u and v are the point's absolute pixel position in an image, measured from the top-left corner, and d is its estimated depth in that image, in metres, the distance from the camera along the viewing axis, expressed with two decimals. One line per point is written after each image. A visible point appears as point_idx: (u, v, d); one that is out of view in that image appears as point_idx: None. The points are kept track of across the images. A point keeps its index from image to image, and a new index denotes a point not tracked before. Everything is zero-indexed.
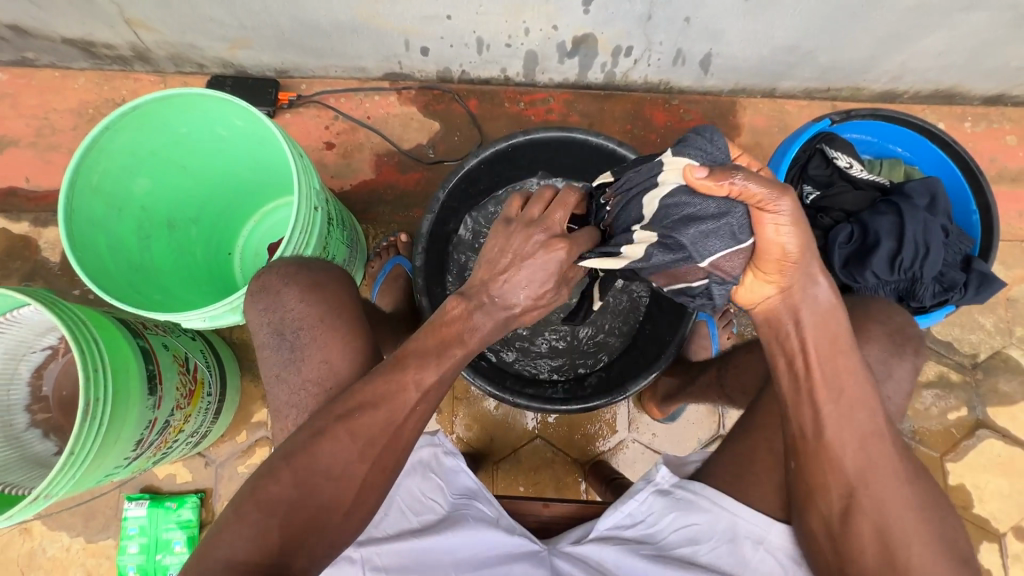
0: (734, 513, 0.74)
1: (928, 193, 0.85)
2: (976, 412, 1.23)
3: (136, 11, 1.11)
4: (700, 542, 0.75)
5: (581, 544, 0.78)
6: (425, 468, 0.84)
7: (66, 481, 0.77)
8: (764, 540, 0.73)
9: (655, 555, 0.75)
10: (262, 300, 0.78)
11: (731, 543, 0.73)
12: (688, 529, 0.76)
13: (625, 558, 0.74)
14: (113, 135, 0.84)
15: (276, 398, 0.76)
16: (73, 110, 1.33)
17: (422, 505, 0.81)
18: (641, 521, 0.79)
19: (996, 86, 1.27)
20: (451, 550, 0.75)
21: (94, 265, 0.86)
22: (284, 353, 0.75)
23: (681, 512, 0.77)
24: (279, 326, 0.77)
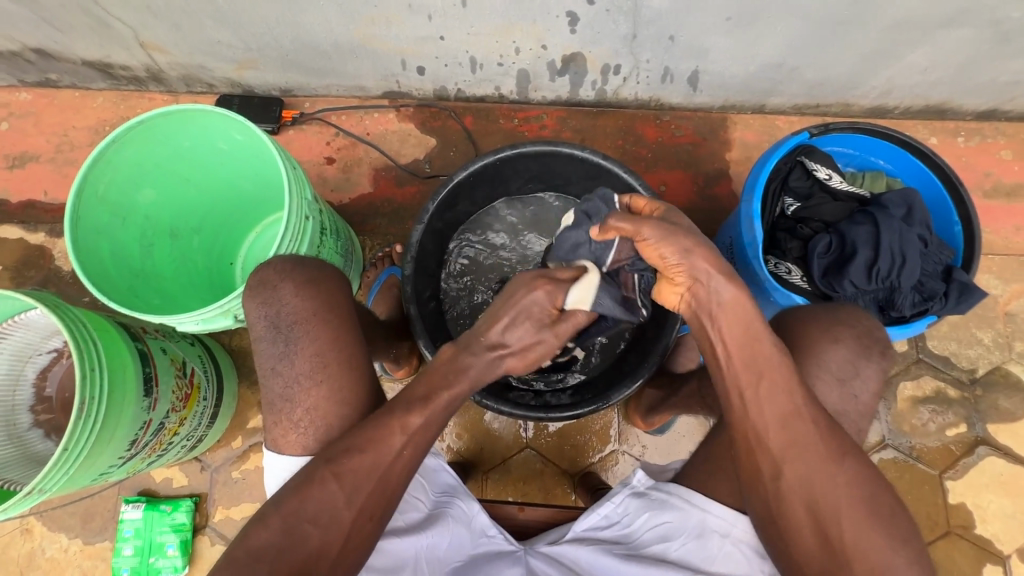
0: (704, 510, 0.74)
1: (905, 204, 0.85)
2: (975, 429, 1.21)
3: (150, 35, 1.18)
4: (672, 539, 0.75)
5: (557, 545, 0.79)
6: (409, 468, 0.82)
7: (60, 476, 0.80)
8: (730, 534, 0.73)
9: (627, 554, 0.75)
10: (260, 294, 0.80)
11: (699, 538, 0.74)
12: (660, 528, 0.76)
13: (598, 557, 0.74)
14: (119, 148, 0.89)
15: (272, 390, 0.78)
16: (91, 127, 1.40)
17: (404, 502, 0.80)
18: (617, 523, 0.79)
19: (987, 101, 1.28)
20: (429, 551, 0.76)
21: (98, 271, 0.90)
22: (280, 345, 0.78)
23: (654, 512, 0.77)
24: (276, 318, 0.79)
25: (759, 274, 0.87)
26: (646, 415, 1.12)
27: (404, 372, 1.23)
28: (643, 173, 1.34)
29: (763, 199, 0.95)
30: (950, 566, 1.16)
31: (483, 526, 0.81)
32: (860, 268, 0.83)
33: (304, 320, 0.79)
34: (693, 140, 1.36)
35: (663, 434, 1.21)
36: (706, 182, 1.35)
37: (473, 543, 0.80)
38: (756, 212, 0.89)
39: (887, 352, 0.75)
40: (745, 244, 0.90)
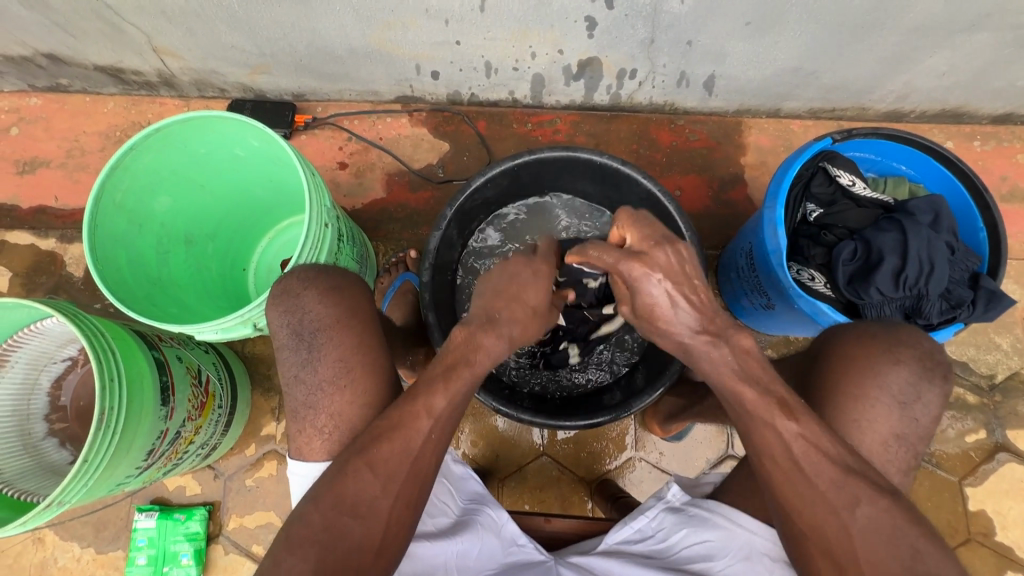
0: (751, 532, 0.73)
1: (932, 211, 0.85)
2: (995, 435, 1.20)
3: (164, 40, 1.18)
4: (715, 559, 0.73)
5: (587, 555, 0.78)
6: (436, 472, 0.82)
7: (79, 488, 0.79)
8: (777, 557, 0.72)
9: (665, 568, 0.73)
10: (283, 302, 0.79)
11: (746, 560, 0.72)
12: (702, 546, 0.75)
13: (632, 568, 0.73)
14: (137, 155, 0.88)
15: (294, 399, 0.77)
16: (102, 132, 1.39)
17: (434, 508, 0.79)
18: (651, 537, 0.78)
19: (1004, 105, 1.27)
20: (459, 559, 0.75)
21: (115, 279, 0.89)
22: (304, 353, 0.77)
23: (693, 528, 0.76)
24: (300, 326, 0.78)
25: (784, 282, 0.86)
26: (664, 423, 1.11)
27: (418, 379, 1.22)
28: (658, 177, 1.34)
29: (786, 205, 0.95)
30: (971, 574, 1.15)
31: (514, 535, 0.80)
32: (887, 275, 0.82)
33: (329, 327, 0.78)
34: (707, 144, 1.35)
35: (681, 440, 1.20)
36: (721, 187, 1.34)
37: (503, 553, 0.78)
38: (780, 218, 0.89)
39: (948, 375, 0.74)
40: (768, 250, 0.89)
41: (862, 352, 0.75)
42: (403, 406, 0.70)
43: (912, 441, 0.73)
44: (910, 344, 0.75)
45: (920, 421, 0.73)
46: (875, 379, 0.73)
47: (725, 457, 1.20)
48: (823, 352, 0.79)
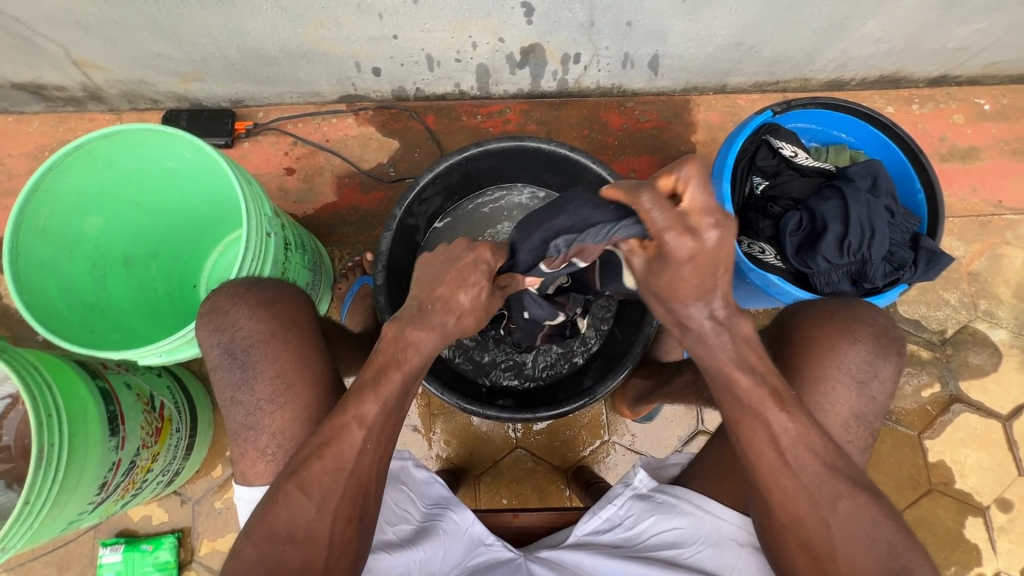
0: (718, 517, 0.75)
1: (871, 175, 0.86)
2: (949, 387, 1.24)
3: (83, 52, 1.11)
4: (683, 545, 0.75)
5: (558, 549, 0.78)
6: (396, 482, 0.83)
7: (23, 532, 0.75)
8: (744, 540, 0.73)
9: (633, 557, 0.75)
10: (211, 321, 0.78)
11: (714, 546, 0.74)
12: (670, 533, 0.76)
13: (601, 560, 0.74)
14: (58, 176, 0.83)
15: (235, 420, 0.76)
16: (29, 154, 1.32)
17: (395, 519, 0.79)
18: (619, 525, 0.79)
19: (937, 68, 1.30)
20: (424, 566, 0.74)
21: (45, 309, 0.85)
22: (237, 372, 0.76)
23: (661, 516, 0.77)
24: (231, 344, 0.77)
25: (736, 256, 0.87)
26: (634, 406, 1.12)
27: None
28: (611, 161, 1.33)
29: (732, 180, 0.95)
30: (934, 523, 1.19)
31: (480, 535, 0.79)
32: (831, 243, 0.84)
33: (262, 344, 0.77)
34: (658, 124, 1.35)
35: (652, 421, 1.21)
36: None
37: (471, 555, 0.78)
38: (727, 194, 0.89)
39: (903, 350, 0.77)
40: None
41: (821, 336, 0.76)
42: (352, 415, 0.68)
43: (860, 407, 0.75)
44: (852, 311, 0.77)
45: (877, 398, 0.75)
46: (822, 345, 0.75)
47: (696, 434, 1.21)
48: (781, 332, 0.80)
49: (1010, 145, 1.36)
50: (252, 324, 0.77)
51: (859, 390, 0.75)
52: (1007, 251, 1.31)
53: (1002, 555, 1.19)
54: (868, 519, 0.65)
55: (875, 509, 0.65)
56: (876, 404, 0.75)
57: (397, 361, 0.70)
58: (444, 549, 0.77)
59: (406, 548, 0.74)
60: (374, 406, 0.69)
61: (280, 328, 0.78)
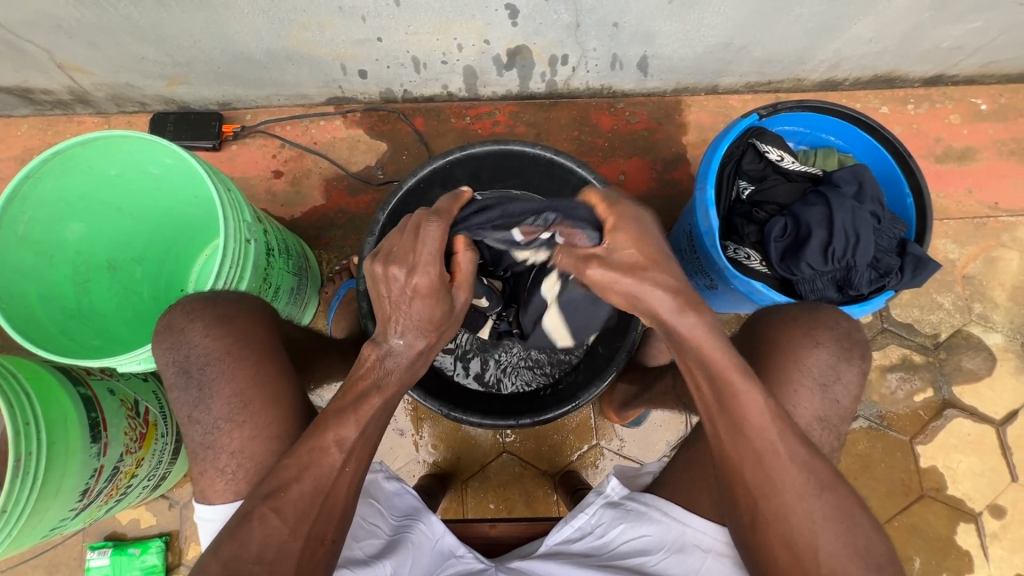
0: (682, 522, 0.74)
1: (857, 180, 0.85)
2: (942, 392, 1.23)
3: (67, 56, 1.11)
4: (651, 552, 0.73)
5: (528, 560, 0.77)
6: (364, 494, 0.81)
7: (1, 540, 0.76)
8: (711, 546, 0.72)
9: (602, 565, 0.73)
10: (167, 339, 0.78)
11: (678, 552, 0.72)
12: (639, 540, 0.75)
13: (572, 570, 0.72)
14: (36, 183, 0.83)
15: (192, 440, 0.75)
16: (18, 157, 1.32)
17: (364, 534, 0.76)
18: (590, 534, 0.78)
19: (932, 68, 1.28)
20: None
21: (24, 316, 0.84)
22: (193, 391, 0.75)
23: (630, 523, 0.76)
24: (184, 364, 0.76)
25: (718, 263, 0.85)
26: (620, 411, 1.11)
27: None
28: (601, 163, 1.32)
29: (718, 184, 0.94)
30: (925, 529, 1.18)
31: (451, 547, 0.80)
32: (815, 250, 0.82)
33: (235, 355, 0.76)
34: (648, 126, 1.34)
35: (640, 426, 1.21)
36: (665, 167, 1.33)
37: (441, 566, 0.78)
38: (710, 199, 0.88)
39: (866, 353, 0.75)
40: (702, 232, 0.89)
41: (786, 339, 0.75)
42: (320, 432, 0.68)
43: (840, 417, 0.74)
44: (835, 316, 0.76)
45: (842, 401, 0.74)
46: (802, 355, 0.74)
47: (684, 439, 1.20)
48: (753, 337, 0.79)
49: (1007, 146, 1.34)
50: (205, 342, 0.76)
51: (821, 393, 0.73)
52: (1002, 254, 1.29)
53: (993, 561, 1.18)
54: (843, 533, 0.64)
55: (851, 525, 0.65)
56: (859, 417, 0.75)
57: (370, 371, 0.70)
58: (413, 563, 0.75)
59: (375, 561, 0.72)
60: (339, 418, 0.68)
61: (237, 345, 0.77)
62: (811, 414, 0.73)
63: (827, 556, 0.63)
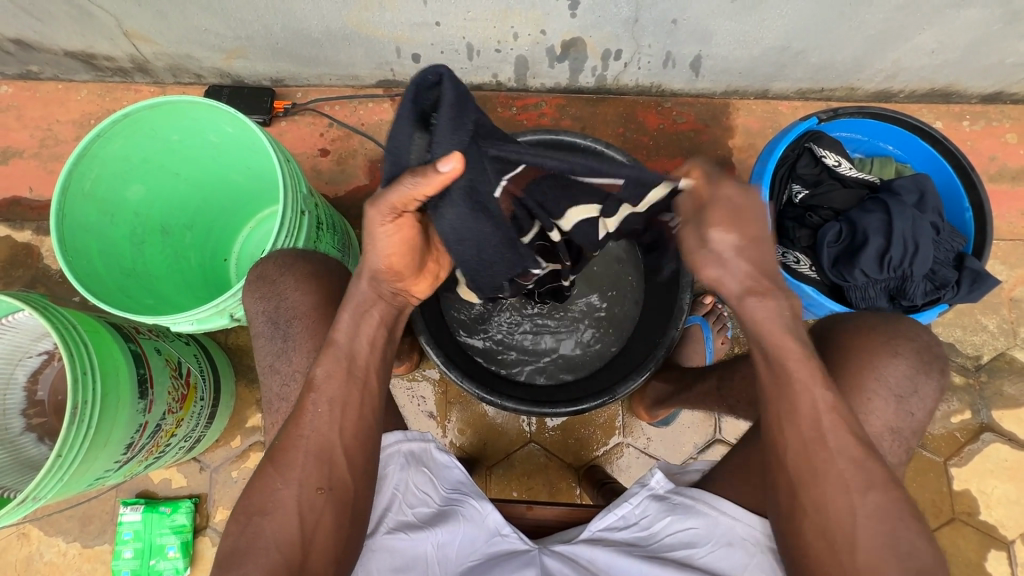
0: (734, 519, 0.73)
1: (917, 190, 0.84)
2: (981, 416, 1.20)
3: (134, 24, 1.14)
4: (698, 545, 0.73)
5: (572, 544, 0.77)
6: (417, 462, 0.81)
7: (53, 483, 0.79)
8: (760, 541, 0.71)
9: (648, 557, 0.73)
10: (261, 288, 0.82)
11: (728, 546, 0.72)
12: (684, 533, 0.75)
13: (617, 558, 0.73)
14: (105, 143, 0.85)
15: (270, 388, 0.79)
16: (76, 121, 1.36)
17: (415, 501, 0.80)
18: (634, 525, 0.78)
19: (993, 84, 1.26)
20: (441, 547, 0.76)
21: (88, 269, 0.87)
22: (279, 341, 0.79)
23: (677, 516, 0.76)
24: (275, 314, 0.80)
25: None
26: (652, 408, 1.11)
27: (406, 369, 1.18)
28: (646, 161, 1.32)
29: (770, 187, 0.93)
30: (954, 552, 1.16)
31: (497, 525, 0.79)
32: (871, 257, 0.81)
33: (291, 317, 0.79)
34: (695, 127, 1.33)
35: (668, 426, 1.20)
36: None
37: (485, 542, 0.78)
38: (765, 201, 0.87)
39: (945, 370, 0.74)
40: None
41: (850, 341, 0.74)
42: None
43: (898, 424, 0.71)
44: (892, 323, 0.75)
45: (894, 402, 0.72)
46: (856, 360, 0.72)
47: (712, 442, 1.20)
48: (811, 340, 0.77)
49: None
50: (298, 295, 0.81)
51: (896, 404, 0.72)
52: None
53: None
54: (893, 537, 0.63)
55: (899, 533, 0.63)
56: (910, 422, 0.73)
57: None
58: (459, 533, 0.77)
59: (421, 530, 0.76)
60: None
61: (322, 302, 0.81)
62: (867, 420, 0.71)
63: (876, 557, 0.62)
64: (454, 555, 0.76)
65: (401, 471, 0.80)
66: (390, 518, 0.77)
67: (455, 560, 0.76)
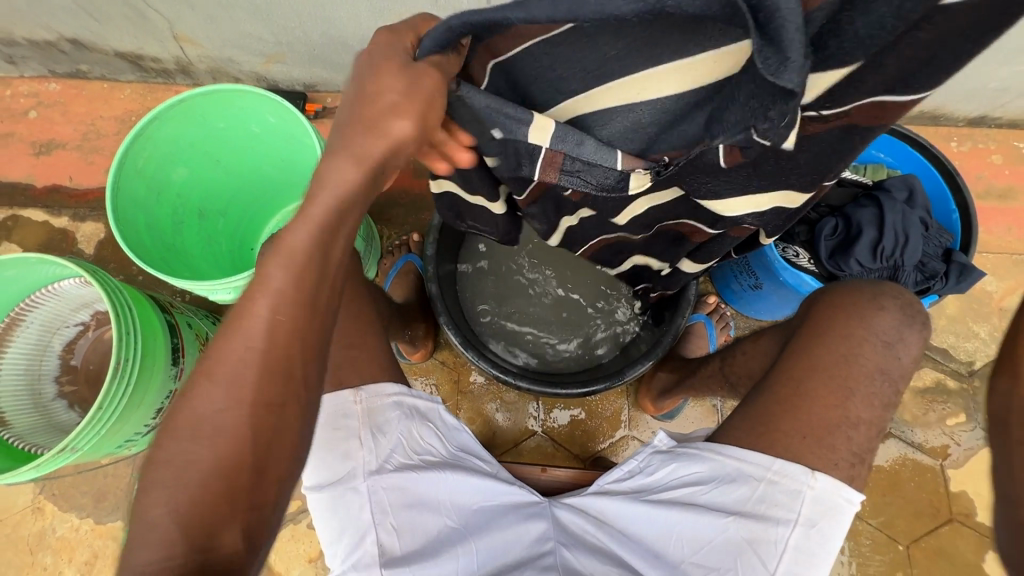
0: (739, 459, 0.71)
1: (907, 188, 0.91)
2: (975, 420, 1.24)
3: (184, 27, 1.24)
4: (702, 485, 0.72)
5: (581, 498, 0.80)
6: (424, 417, 0.79)
7: (90, 437, 0.83)
8: (769, 477, 0.68)
9: (653, 503, 0.73)
10: None
11: (731, 483, 0.70)
12: (689, 478, 0.73)
13: (624, 507, 0.75)
14: (160, 125, 0.93)
15: None
16: (119, 117, 1.44)
17: (421, 449, 0.76)
18: (639, 474, 0.78)
19: (978, 108, 1.34)
20: (448, 493, 0.74)
21: (135, 239, 0.94)
22: None
23: (681, 464, 0.75)
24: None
25: (769, 255, 0.92)
26: (658, 399, 1.15)
27: (420, 357, 1.24)
28: None
29: None
30: (952, 553, 1.18)
31: (508, 479, 0.82)
32: (865, 247, 0.88)
33: None
34: None
35: (673, 419, 1.23)
36: None
37: (498, 495, 0.78)
38: None
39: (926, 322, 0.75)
40: None
41: (850, 302, 0.76)
42: None
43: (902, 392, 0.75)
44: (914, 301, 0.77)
45: (901, 359, 0.74)
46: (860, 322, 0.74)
47: None
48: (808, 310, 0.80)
49: None
50: None
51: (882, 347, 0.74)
52: None
53: None
54: None
55: None
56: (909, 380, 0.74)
57: None
58: (469, 483, 0.76)
59: (433, 475, 0.73)
60: None
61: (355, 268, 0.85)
62: (855, 364, 0.72)
63: None
64: (466, 503, 0.75)
65: (409, 419, 0.76)
66: (397, 460, 0.72)
67: (467, 508, 0.75)
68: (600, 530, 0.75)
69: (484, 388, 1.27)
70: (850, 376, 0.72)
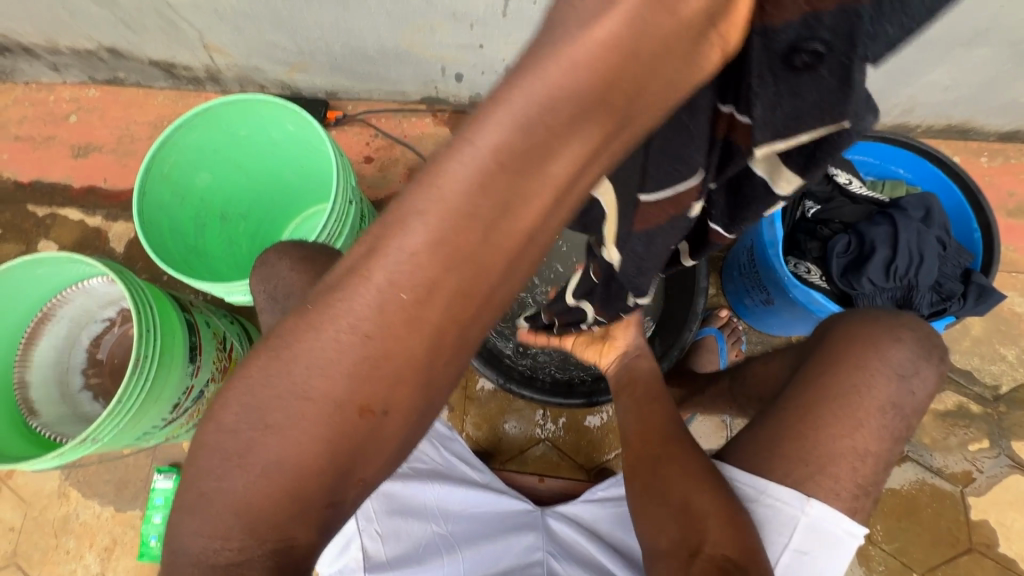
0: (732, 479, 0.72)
1: (924, 207, 0.91)
2: (999, 447, 1.19)
3: (213, 37, 1.28)
4: None
5: (572, 507, 0.82)
6: None
7: (110, 429, 0.86)
8: (765, 494, 0.69)
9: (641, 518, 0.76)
10: (261, 271, 0.84)
11: None
12: None
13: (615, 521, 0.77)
14: (185, 132, 0.97)
15: None
16: (151, 122, 1.51)
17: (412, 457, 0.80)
18: None
19: (1009, 123, 1.27)
20: (437, 500, 0.77)
21: (160, 241, 0.98)
22: (280, 312, 0.80)
23: None
24: (275, 290, 0.82)
25: (780, 272, 0.91)
26: None
27: None
28: None
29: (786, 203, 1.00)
30: None
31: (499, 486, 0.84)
32: (878, 266, 0.89)
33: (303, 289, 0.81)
34: None
35: None
36: None
37: (487, 503, 0.80)
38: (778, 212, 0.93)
39: (943, 355, 0.74)
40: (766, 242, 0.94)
41: (869, 334, 0.73)
42: None
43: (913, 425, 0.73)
44: (933, 334, 0.75)
45: (914, 393, 0.72)
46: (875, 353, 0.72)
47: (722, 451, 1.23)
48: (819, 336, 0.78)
49: None
50: (292, 273, 0.81)
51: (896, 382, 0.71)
52: None
53: None
54: None
55: None
56: (921, 413, 0.72)
57: None
58: (459, 491, 0.79)
59: (422, 482, 0.76)
60: None
61: None
62: (868, 397, 0.70)
63: None
64: (456, 509, 0.77)
65: None
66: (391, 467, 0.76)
67: (457, 514, 0.77)
68: (590, 542, 0.76)
69: (491, 396, 1.28)
70: (859, 408, 0.70)
